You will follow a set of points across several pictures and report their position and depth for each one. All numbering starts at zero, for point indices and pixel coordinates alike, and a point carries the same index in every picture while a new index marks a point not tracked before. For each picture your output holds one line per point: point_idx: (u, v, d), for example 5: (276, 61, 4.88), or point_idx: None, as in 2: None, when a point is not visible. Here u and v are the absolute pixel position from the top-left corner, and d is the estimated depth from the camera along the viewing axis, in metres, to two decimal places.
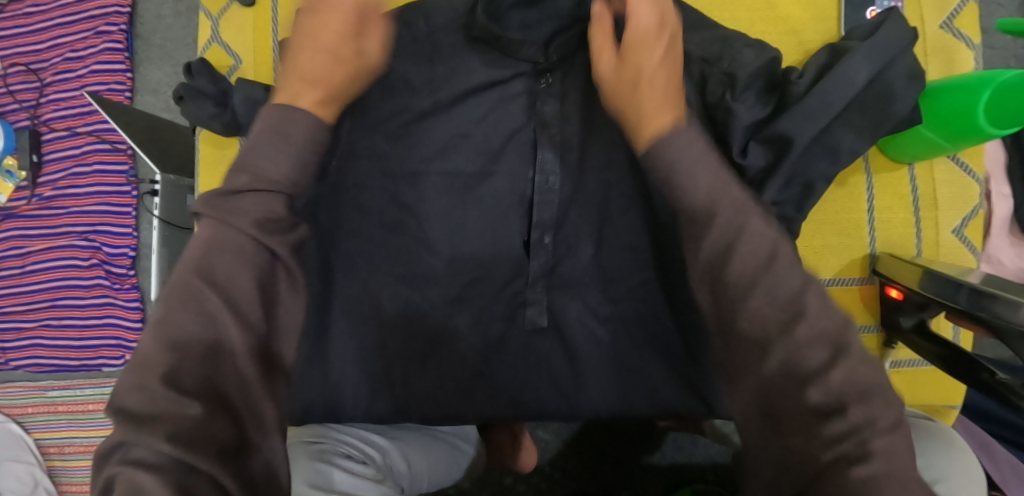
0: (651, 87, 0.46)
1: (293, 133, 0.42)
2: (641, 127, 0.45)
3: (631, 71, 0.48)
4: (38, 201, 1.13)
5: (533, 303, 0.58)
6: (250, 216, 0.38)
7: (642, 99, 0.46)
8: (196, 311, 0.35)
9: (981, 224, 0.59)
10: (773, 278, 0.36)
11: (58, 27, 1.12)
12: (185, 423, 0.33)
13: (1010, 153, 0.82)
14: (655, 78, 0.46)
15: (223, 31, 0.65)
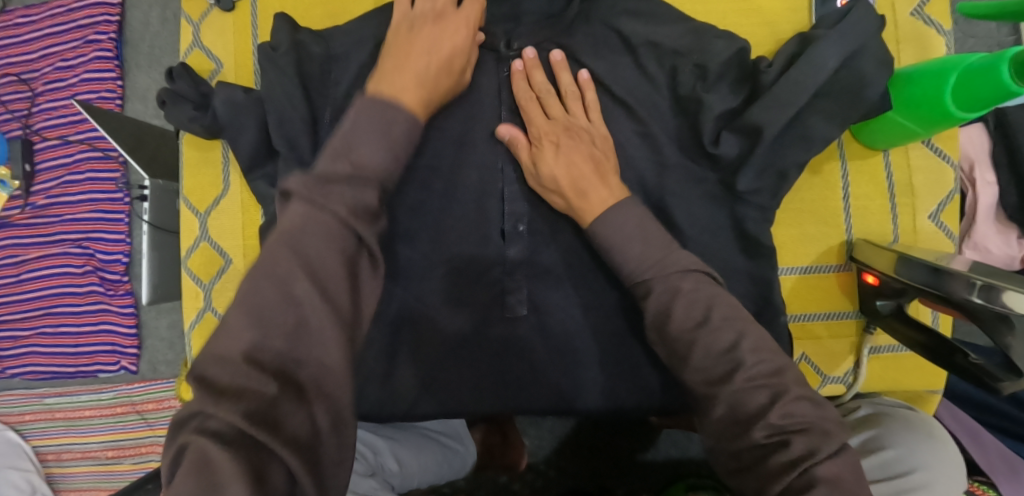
0: (576, 175, 0.52)
1: (392, 128, 0.44)
2: (578, 214, 0.52)
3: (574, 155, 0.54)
4: (31, 209, 1.14)
5: (513, 296, 0.59)
6: (344, 202, 0.38)
7: (586, 178, 0.53)
8: (282, 293, 0.35)
9: (957, 210, 0.59)
10: (710, 334, 0.41)
11: (49, 37, 1.13)
12: (262, 403, 0.32)
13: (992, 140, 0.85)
14: (575, 165, 0.53)
15: (204, 36, 0.66)
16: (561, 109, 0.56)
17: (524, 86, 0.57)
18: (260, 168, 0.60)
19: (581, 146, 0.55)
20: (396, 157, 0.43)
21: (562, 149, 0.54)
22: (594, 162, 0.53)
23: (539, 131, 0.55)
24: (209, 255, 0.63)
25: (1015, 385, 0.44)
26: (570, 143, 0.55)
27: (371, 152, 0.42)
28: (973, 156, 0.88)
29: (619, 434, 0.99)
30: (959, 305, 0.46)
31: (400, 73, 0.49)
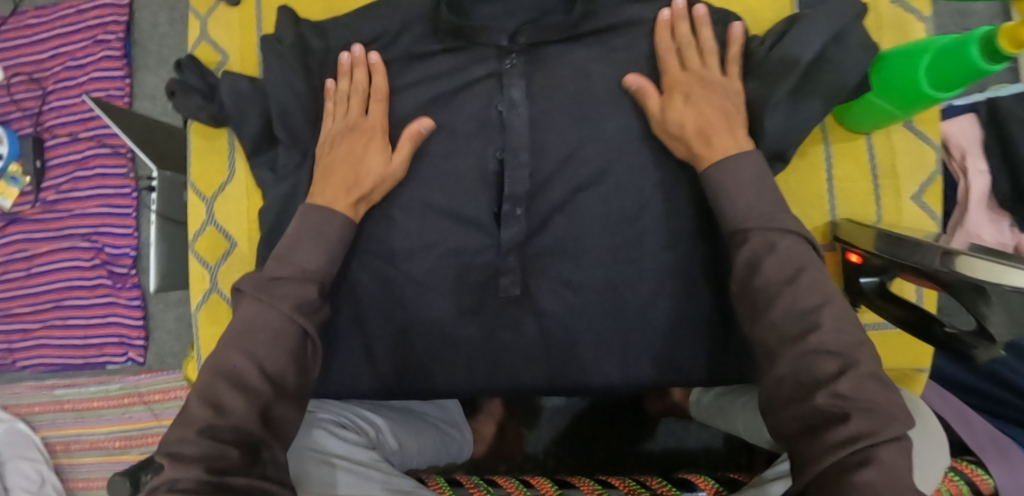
0: (704, 121, 0.54)
1: (326, 230, 0.55)
2: (698, 159, 0.54)
3: (696, 106, 0.55)
4: (42, 205, 1.17)
5: (507, 275, 0.60)
6: (280, 292, 0.49)
7: (715, 127, 0.54)
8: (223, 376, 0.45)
9: (940, 190, 0.60)
10: (795, 292, 0.45)
11: (59, 37, 1.17)
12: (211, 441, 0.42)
13: (985, 130, 0.87)
14: (705, 112, 0.55)
15: (211, 30, 0.69)
16: (698, 61, 0.58)
17: (667, 37, 0.59)
18: (264, 154, 0.62)
19: (714, 97, 0.55)
20: (331, 257, 0.54)
21: (694, 99, 0.55)
22: (725, 112, 0.55)
23: (673, 81, 0.57)
24: (216, 239, 0.65)
25: (989, 350, 0.46)
26: (702, 93, 0.56)
27: (307, 256, 0.53)
28: (964, 144, 0.88)
29: (618, 425, 1.01)
30: (935, 279, 0.47)
31: (329, 182, 0.58)
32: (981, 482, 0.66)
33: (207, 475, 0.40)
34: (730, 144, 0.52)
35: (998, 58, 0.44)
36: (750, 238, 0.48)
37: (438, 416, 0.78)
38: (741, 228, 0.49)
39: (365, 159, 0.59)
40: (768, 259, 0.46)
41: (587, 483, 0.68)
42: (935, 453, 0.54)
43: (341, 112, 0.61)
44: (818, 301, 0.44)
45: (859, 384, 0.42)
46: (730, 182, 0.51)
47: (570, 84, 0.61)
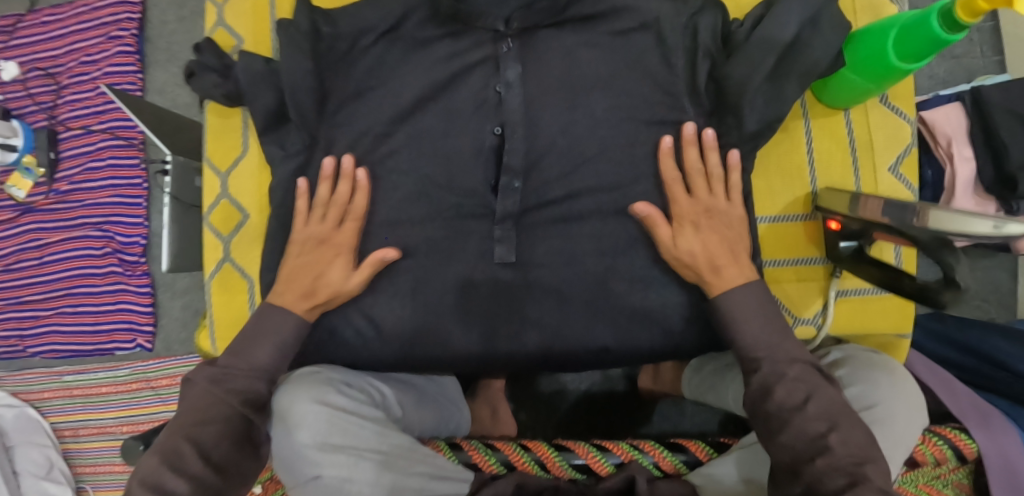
0: (712, 255, 0.59)
1: (282, 333, 0.62)
2: (707, 288, 0.59)
3: (699, 237, 0.60)
4: (55, 195, 1.21)
5: (504, 245, 0.64)
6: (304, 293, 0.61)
7: (722, 261, 0.59)
8: None
9: (915, 163, 0.64)
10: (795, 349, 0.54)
11: (73, 33, 1.21)
12: None
13: (971, 117, 0.90)
14: (711, 248, 0.59)
15: (226, 16, 0.71)
16: (704, 189, 0.61)
17: (671, 163, 0.61)
18: (274, 132, 0.66)
19: (718, 227, 0.60)
20: (282, 356, 0.61)
21: (702, 231, 0.59)
22: (729, 243, 0.60)
23: (681, 211, 0.60)
24: (228, 212, 0.68)
25: (954, 296, 0.46)
26: (708, 225, 0.60)
27: (262, 356, 0.61)
28: (950, 132, 0.92)
29: (614, 409, 1.05)
30: (904, 234, 0.51)
31: (291, 286, 0.63)
32: (965, 446, 0.68)
33: None
34: (734, 277, 0.58)
35: (956, 29, 0.48)
36: (761, 367, 0.55)
37: (442, 392, 0.82)
38: (754, 357, 0.56)
39: (329, 265, 0.63)
40: (778, 386, 0.53)
41: (584, 447, 0.70)
42: (908, 410, 0.58)
43: (316, 216, 0.64)
44: (824, 428, 0.50)
45: (856, 466, 0.48)
46: (738, 313, 0.57)
47: (565, 63, 0.64)
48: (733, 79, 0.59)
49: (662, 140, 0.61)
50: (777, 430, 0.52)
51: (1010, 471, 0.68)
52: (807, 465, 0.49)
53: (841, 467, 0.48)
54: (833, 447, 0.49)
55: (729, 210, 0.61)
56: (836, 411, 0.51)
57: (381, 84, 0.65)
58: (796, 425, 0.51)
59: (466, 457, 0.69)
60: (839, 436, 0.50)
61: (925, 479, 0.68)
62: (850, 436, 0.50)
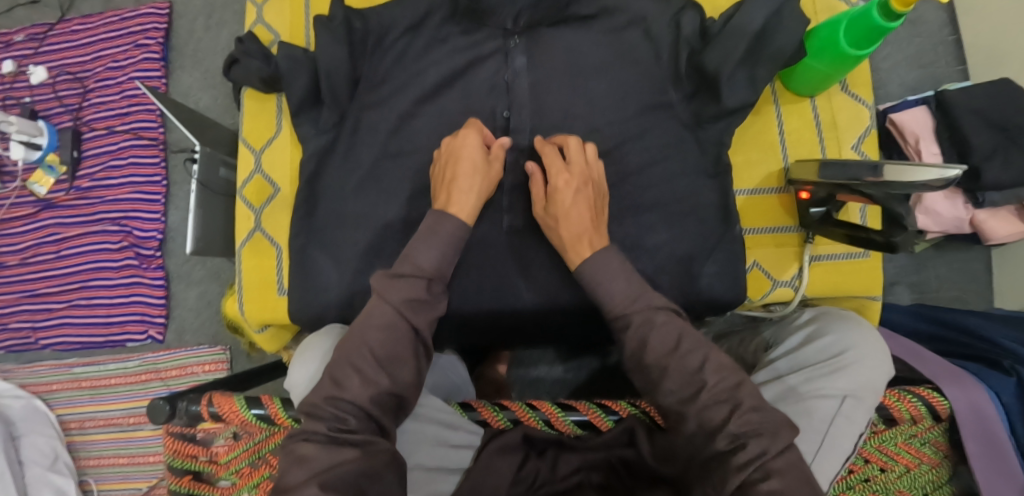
0: (581, 215, 0.63)
1: (439, 230, 0.61)
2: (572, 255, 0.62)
3: (566, 207, 0.64)
4: (75, 192, 1.26)
5: (511, 215, 0.71)
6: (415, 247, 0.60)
7: (581, 228, 0.63)
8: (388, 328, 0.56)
9: (875, 141, 0.73)
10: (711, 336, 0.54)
11: (102, 41, 1.29)
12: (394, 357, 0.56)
13: (936, 117, 1.00)
14: (579, 208, 0.63)
15: (265, 14, 0.80)
16: (574, 158, 0.66)
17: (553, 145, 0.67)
18: (306, 113, 0.73)
19: (585, 198, 0.64)
20: (444, 257, 0.60)
21: (577, 190, 0.64)
22: (593, 209, 0.64)
23: (558, 178, 0.64)
24: (261, 185, 0.76)
25: (905, 238, 0.58)
26: (582, 188, 0.64)
27: (426, 258, 0.59)
28: (918, 131, 1.01)
29: (611, 391, 1.14)
30: (863, 192, 0.60)
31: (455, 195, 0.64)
32: (937, 403, 0.73)
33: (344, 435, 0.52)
34: (595, 238, 0.62)
35: (893, 16, 0.58)
36: (630, 319, 0.56)
37: (451, 363, 0.87)
38: (622, 313, 0.57)
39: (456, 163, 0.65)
40: (651, 334, 0.55)
41: (586, 405, 0.72)
42: (878, 356, 0.64)
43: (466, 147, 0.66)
44: (699, 362, 0.53)
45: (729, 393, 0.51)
46: (611, 270, 0.59)
47: (566, 53, 0.72)
48: (710, 66, 0.67)
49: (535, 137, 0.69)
50: (660, 377, 0.54)
51: (983, 422, 0.73)
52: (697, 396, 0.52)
53: (717, 396, 0.51)
54: (708, 379, 0.52)
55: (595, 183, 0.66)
56: (703, 343, 0.54)
57: (403, 71, 0.73)
58: (674, 366, 0.53)
59: (477, 415, 0.72)
60: (711, 365, 0.52)
61: (902, 436, 0.74)
62: (721, 363, 0.53)
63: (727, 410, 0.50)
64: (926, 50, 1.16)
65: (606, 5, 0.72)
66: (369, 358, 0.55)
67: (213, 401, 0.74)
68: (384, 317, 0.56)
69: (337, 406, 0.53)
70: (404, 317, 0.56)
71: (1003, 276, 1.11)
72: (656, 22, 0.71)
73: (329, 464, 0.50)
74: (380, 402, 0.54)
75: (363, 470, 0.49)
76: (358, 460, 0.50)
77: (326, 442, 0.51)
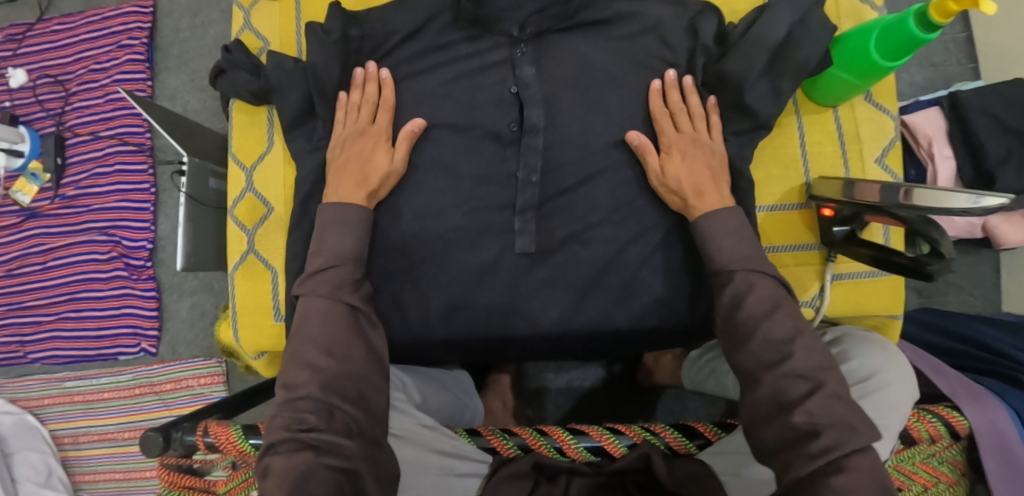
0: (697, 178, 0.62)
1: (346, 219, 0.62)
2: (688, 211, 0.62)
3: (682, 166, 0.63)
4: (61, 200, 1.21)
5: (522, 236, 0.67)
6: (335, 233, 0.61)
7: (698, 188, 0.62)
8: (328, 316, 0.56)
9: (899, 154, 0.70)
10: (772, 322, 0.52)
11: (84, 42, 1.23)
12: (343, 337, 0.56)
13: (949, 117, 0.95)
14: (694, 170, 0.63)
15: (253, 19, 0.75)
16: (690, 124, 0.65)
17: (660, 102, 0.66)
18: (300, 127, 0.69)
19: (703, 156, 0.64)
20: (358, 239, 0.62)
21: (690, 157, 0.63)
22: (711, 170, 0.63)
23: (670, 141, 0.64)
24: (253, 204, 0.72)
25: (941, 267, 0.53)
26: (695, 152, 0.64)
27: (340, 242, 0.61)
28: (930, 133, 0.96)
29: (619, 402, 1.12)
30: (894, 214, 0.56)
31: (344, 180, 0.64)
32: (956, 422, 0.67)
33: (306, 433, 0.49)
34: (715, 199, 0.61)
35: (931, 28, 0.54)
36: (734, 277, 0.56)
37: (465, 388, 0.87)
38: (726, 269, 0.58)
39: (368, 157, 0.65)
40: (749, 297, 0.54)
41: (598, 430, 0.70)
42: (904, 383, 0.61)
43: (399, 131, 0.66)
44: (792, 331, 0.51)
45: (814, 370, 0.49)
46: (717, 228, 0.60)
47: (576, 61, 0.68)
48: (733, 77, 0.63)
49: (651, 82, 0.66)
50: (746, 338, 0.53)
51: (1004, 444, 0.67)
52: (771, 366, 0.50)
53: (797, 369, 0.49)
54: (796, 350, 0.50)
55: (713, 145, 0.65)
56: (798, 318, 0.53)
57: (404, 81, 0.69)
58: (763, 331, 0.52)
59: (485, 442, 0.70)
60: (803, 341, 0.51)
61: (920, 457, 0.68)
62: (812, 342, 0.51)
63: (808, 387, 0.48)
64: (938, 48, 1.12)
65: (619, 10, 0.68)
66: (320, 352, 0.54)
67: (210, 431, 0.72)
68: (321, 306, 0.56)
69: (296, 406, 0.51)
70: (338, 301, 0.57)
71: (1013, 280, 1.07)
72: (671, 28, 0.67)
73: (292, 466, 0.47)
74: (337, 388, 0.53)
75: (333, 461, 0.48)
76: (327, 454, 0.49)
77: (288, 447, 0.49)
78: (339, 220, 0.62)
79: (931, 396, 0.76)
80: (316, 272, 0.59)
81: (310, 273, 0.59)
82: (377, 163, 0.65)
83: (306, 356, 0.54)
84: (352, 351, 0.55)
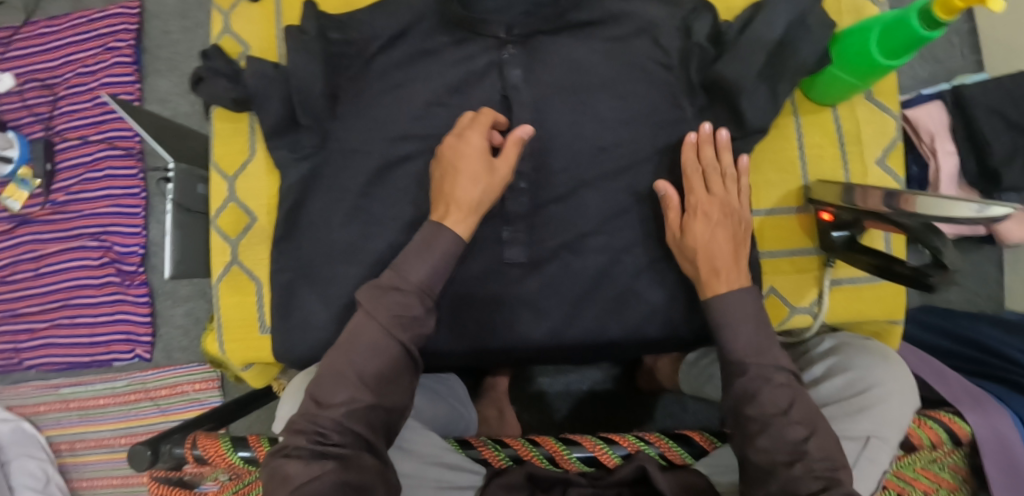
0: (717, 252, 0.58)
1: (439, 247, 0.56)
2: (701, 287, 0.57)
3: (707, 237, 0.58)
4: (51, 206, 1.20)
5: (512, 245, 0.66)
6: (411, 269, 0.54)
7: (717, 263, 0.57)
8: (375, 346, 0.52)
9: (901, 155, 0.68)
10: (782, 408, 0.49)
11: (71, 45, 1.22)
12: (382, 371, 0.52)
13: (953, 113, 0.92)
14: (719, 240, 0.58)
15: (234, 24, 0.73)
16: (721, 185, 0.61)
17: (693, 157, 0.62)
18: (283, 136, 0.67)
19: (730, 226, 0.59)
20: (438, 271, 0.55)
21: (715, 222, 0.59)
22: (734, 243, 0.59)
23: (697, 202, 0.60)
24: (237, 214, 0.71)
25: (944, 277, 0.51)
26: (722, 221, 0.59)
27: (419, 270, 0.55)
28: (932, 128, 0.93)
29: (616, 405, 1.11)
30: (895, 221, 0.54)
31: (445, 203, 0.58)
32: (957, 429, 0.66)
33: (319, 445, 0.50)
34: (731, 277, 0.56)
35: (934, 26, 0.52)
36: (747, 370, 0.53)
37: (461, 398, 0.86)
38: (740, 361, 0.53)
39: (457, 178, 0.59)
40: (763, 391, 0.51)
41: (592, 439, 0.69)
42: (905, 396, 0.59)
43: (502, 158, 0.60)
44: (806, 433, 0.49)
45: (829, 469, 0.47)
46: (731, 311, 0.55)
47: (564, 64, 0.66)
48: (729, 78, 0.61)
49: (688, 135, 0.62)
50: (756, 432, 0.50)
51: (1007, 453, 0.66)
52: (784, 468, 0.48)
53: (814, 471, 0.47)
54: (812, 450, 0.48)
55: (740, 213, 0.61)
56: (814, 415, 0.50)
57: (388, 87, 0.67)
58: (776, 429, 0.49)
59: (476, 454, 0.69)
60: (818, 441, 0.48)
61: (921, 463, 0.66)
62: (828, 441, 0.49)
63: (820, 488, 0.46)
64: (940, 41, 1.09)
65: (610, 10, 0.65)
66: (358, 378, 0.52)
67: (198, 444, 0.71)
68: (372, 338, 0.52)
69: (317, 421, 0.51)
70: (395, 337, 0.53)
71: (1017, 277, 1.05)
72: (664, 28, 0.65)
73: (308, 479, 0.47)
74: (362, 417, 0.51)
75: (347, 479, 0.47)
76: (337, 471, 0.47)
77: (306, 456, 0.49)
78: (427, 245, 0.56)
79: (932, 402, 0.74)
80: (386, 292, 0.54)
81: (379, 288, 0.54)
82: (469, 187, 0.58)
83: (344, 374, 0.52)
84: (386, 388, 0.53)
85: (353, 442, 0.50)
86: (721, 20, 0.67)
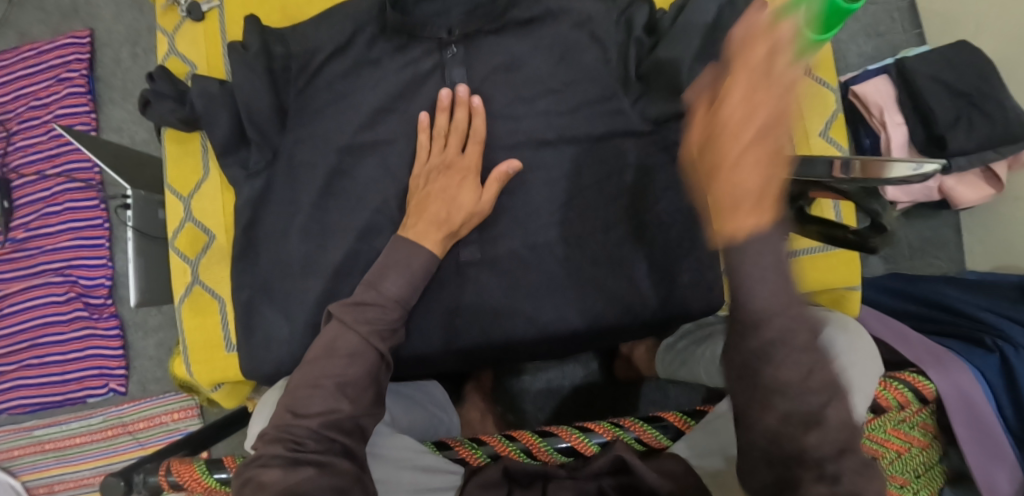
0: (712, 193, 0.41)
1: (413, 263, 0.59)
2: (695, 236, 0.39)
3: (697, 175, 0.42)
4: (12, 244, 1.17)
5: (467, 244, 0.67)
6: (385, 282, 0.57)
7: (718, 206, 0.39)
8: (345, 355, 0.53)
9: (841, 126, 0.71)
10: None
11: (22, 78, 1.20)
12: (356, 380, 0.53)
13: (897, 85, 0.95)
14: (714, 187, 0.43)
15: (179, 43, 0.73)
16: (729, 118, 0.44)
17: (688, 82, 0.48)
18: (233, 152, 0.67)
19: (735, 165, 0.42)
20: (413, 288, 0.58)
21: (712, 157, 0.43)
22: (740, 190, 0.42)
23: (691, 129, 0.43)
24: (194, 234, 0.71)
25: (883, 239, 0.53)
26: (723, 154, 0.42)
27: (394, 285, 0.57)
28: (880, 101, 0.95)
29: (599, 398, 1.11)
30: (838, 189, 0.56)
31: (424, 216, 0.62)
32: (923, 387, 0.67)
33: (293, 452, 0.49)
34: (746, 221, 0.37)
35: None
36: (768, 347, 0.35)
37: (444, 407, 0.86)
38: None
39: (451, 194, 0.63)
40: None
41: (568, 430, 0.69)
42: (866, 366, 0.61)
43: (438, 147, 0.66)
44: None
45: None
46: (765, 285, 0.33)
47: (508, 63, 0.67)
48: (670, 64, 0.62)
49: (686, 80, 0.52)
50: None
51: (972, 407, 0.68)
52: None
53: None
54: None
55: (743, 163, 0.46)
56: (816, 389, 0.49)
57: (338, 98, 0.68)
58: None
59: (453, 454, 0.69)
60: None
61: (893, 423, 0.64)
62: None
63: None
64: (882, 18, 1.13)
65: (548, 6, 0.67)
66: (335, 388, 0.52)
67: (172, 470, 0.69)
68: (350, 346, 0.53)
69: (294, 431, 0.50)
70: (372, 345, 0.54)
71: (974, 238, 1.08)
72: (603, 21, 0.66)
73: (286, 486, 0.47)
74: (339, 424, 0.51)
75: (328, 485, 0.47)
76: (321, 477, 0.48)
77: (284, 464, 0.48)
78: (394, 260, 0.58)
79: (896, 364, 0.76)
80: (359, 304, 0.56)
81: (353, 300, 0.56)
82: (459, 203, 0.63)
83: (322, 383, 0.52)
84: (361, 396, 0.53)
85: (331, 448, 0.50)
86: (657, 8, 0.69)
